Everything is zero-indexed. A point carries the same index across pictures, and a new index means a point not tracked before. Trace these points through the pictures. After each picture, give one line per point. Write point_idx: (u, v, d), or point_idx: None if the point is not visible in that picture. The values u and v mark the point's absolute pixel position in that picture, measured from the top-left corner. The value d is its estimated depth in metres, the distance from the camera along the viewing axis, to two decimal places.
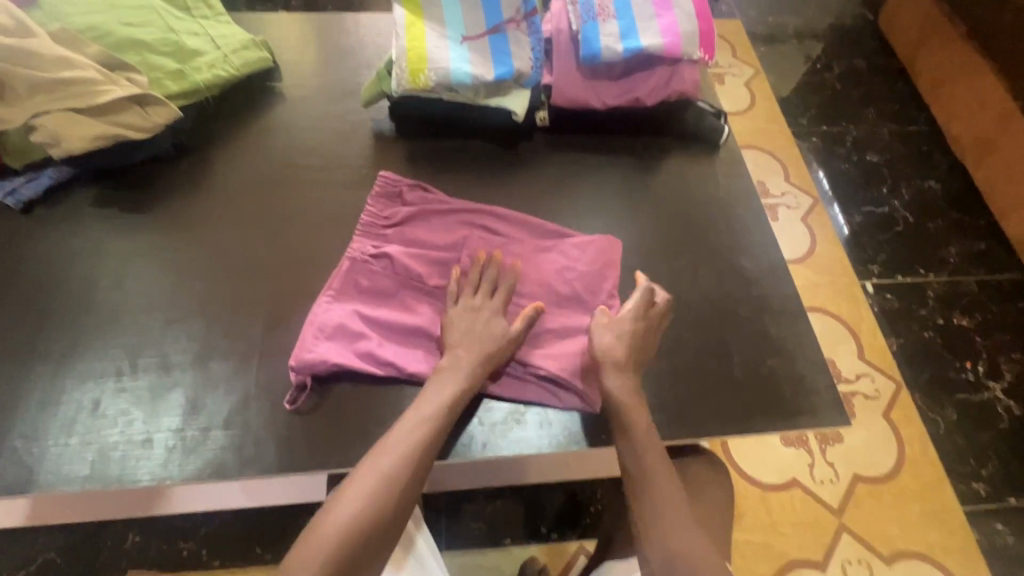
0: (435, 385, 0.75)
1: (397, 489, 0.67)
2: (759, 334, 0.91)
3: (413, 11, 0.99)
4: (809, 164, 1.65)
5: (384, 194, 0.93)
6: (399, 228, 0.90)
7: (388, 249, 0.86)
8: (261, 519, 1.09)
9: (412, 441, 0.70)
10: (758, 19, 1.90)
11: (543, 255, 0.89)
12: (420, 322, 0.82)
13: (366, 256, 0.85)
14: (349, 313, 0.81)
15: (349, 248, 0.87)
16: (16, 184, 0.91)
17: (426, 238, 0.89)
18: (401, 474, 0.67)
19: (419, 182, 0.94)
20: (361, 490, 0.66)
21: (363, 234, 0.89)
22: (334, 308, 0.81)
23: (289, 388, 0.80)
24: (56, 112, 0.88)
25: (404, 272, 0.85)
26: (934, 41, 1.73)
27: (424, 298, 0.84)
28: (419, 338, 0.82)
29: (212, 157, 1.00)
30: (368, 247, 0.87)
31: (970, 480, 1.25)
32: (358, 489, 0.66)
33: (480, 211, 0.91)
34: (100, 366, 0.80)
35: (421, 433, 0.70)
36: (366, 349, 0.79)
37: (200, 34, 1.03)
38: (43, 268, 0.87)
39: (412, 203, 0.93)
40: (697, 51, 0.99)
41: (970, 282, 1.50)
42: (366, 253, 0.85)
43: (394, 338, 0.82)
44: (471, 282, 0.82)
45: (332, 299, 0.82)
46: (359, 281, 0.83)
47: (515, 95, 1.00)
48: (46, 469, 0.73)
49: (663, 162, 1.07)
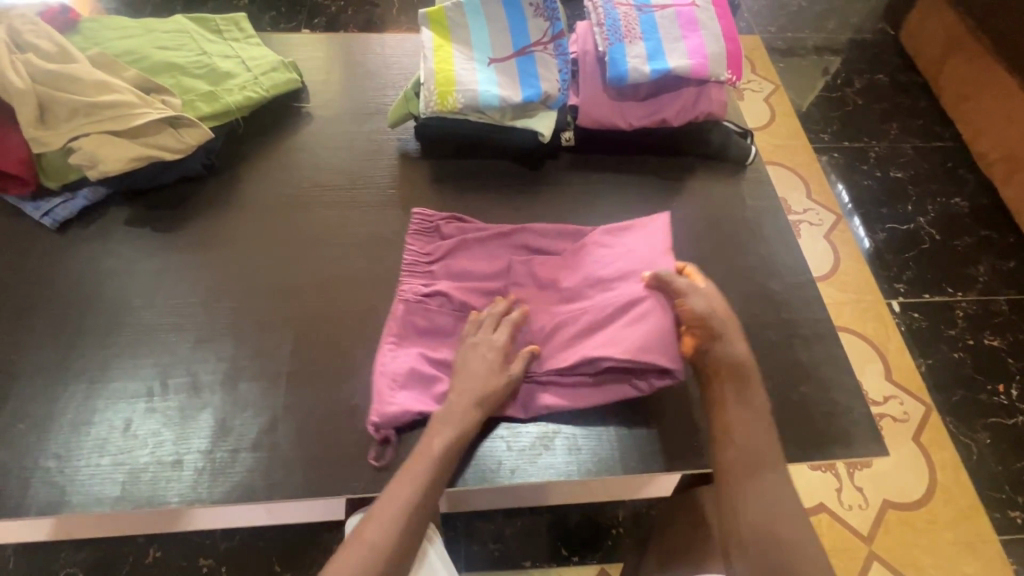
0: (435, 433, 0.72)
1: (383, 561, 0.64)
2: (790, 358, 0.89)
3: (441, 34, 1.01)
4: (829, 177, 1.64)
5: (422, 231, 0.94)
6: (443, 259, 0.90)
7: (440, 286, 0.86)
8: (282, 538, 1.08)
9: (402, 500, 0.67)
10: (777, 34, 1.89)
11: (583, 252, 0.89)
12: None
13: (419, 297, 0.85)
14: (416, 357, 0.80)
15: (399, 290, 0.87)
16: (53, 204, 0.93)
17: (472, 267, 0.89)
18: (387, 544, 0.65)
19: (453, 214, 0.95)
20: (348, 564, 0.63)
21: (409, 273, 0.89)
22: (402, 354, 0.81)
23: (371, 444, 0.79)
24: (94, 135, 0.90)
25: (461, 308, 0.85)
26: (958, 57, 1.70)
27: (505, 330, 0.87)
28: None
29: (241, 176, 1.01)
30: (420, 286, 0.87)
31: (1006, 507, 1.21)
32: (345, 563, 0.63)
33: (523, 229, 0.91)
34: (132, 387, 0.80)
35: (409, 493, 0.68)
36: (443, 390, 0.78)
37: (231, 57, 1.05)
38: (77, 287, 0.88)
39: (450, 234, 0.93)
40: (725, 71, 0.99)
41: (1000, 301, 1.46)
42: (419, 294, 0.85)
43: None
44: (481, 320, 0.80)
45: (395, 345, 0.81)
46: (416, 322, 0.83)
47: (541, 116, 0.99)
48: (78, 489, 0.73)
49: (687, 182, 1.06)
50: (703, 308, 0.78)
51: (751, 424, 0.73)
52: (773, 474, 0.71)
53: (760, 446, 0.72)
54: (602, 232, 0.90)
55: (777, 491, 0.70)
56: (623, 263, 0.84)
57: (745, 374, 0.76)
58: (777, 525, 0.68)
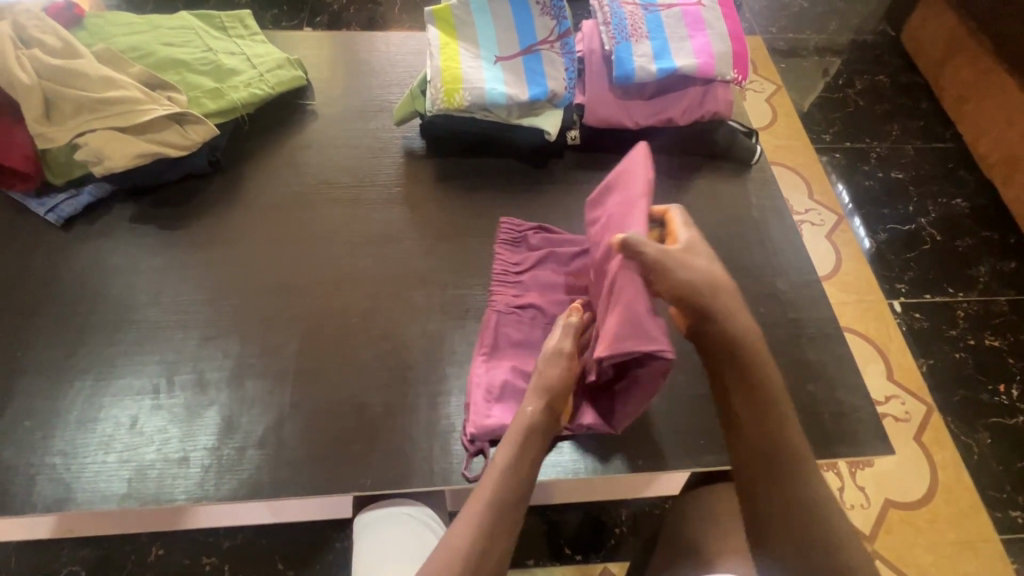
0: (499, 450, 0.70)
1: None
2: (796, 358, 0.89)
3: (447, 32, 1.01)
4: (831, 178, 1.64)
5: (510, 241, 0.95)
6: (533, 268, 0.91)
7: (531, 299, 0.87)
8: (285, 536, 1.08)
9: (474, 520, 0.63)
10: (779, 35, 1.90)
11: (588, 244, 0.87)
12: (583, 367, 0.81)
13: (511, 308, 0.87)
14: (510, 370, 0.81)
15: (490, 300, 0.89)
16: (58, 200, 0.93)
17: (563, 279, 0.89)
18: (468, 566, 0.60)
19: (540, 224, 0.96)
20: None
21: (499, 283, 0.90)
22: (495, 367, 0.81)
23: (462, 458, 0.78)
24: (99, 131, 0.89)
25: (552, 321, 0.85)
26: (959, 58, 1.71)
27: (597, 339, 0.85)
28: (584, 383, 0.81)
29: (246, 174, 1.01)
30: (510, 296, 0.88)
31: (1007, 507, 1.21)
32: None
33: None
34: (138, 384, 0.80)
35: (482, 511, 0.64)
36: None
37: (237, 54, 1.05)
38: (82, 283, 0.88)
39: (537, 245, 0.94)
40: (731, 71, 0.99)
41: (1001, 302, 1.47)
42: (511, 305, 0.87)
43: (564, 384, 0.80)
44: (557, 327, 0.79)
45: (489, 358, 0.82)
46: (510, 335, 0.84)
47: (547, 114, 0.99)
48: (84, 486, 0.73)
49: (692, 181, 1.06)
50: (685, 277, 0.71)
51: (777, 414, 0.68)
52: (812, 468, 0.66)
53: (789, 438, 0.67)
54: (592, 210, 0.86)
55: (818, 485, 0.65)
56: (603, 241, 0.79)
57: (747, 353, 0.70)
58: (818, 522, 0.63)
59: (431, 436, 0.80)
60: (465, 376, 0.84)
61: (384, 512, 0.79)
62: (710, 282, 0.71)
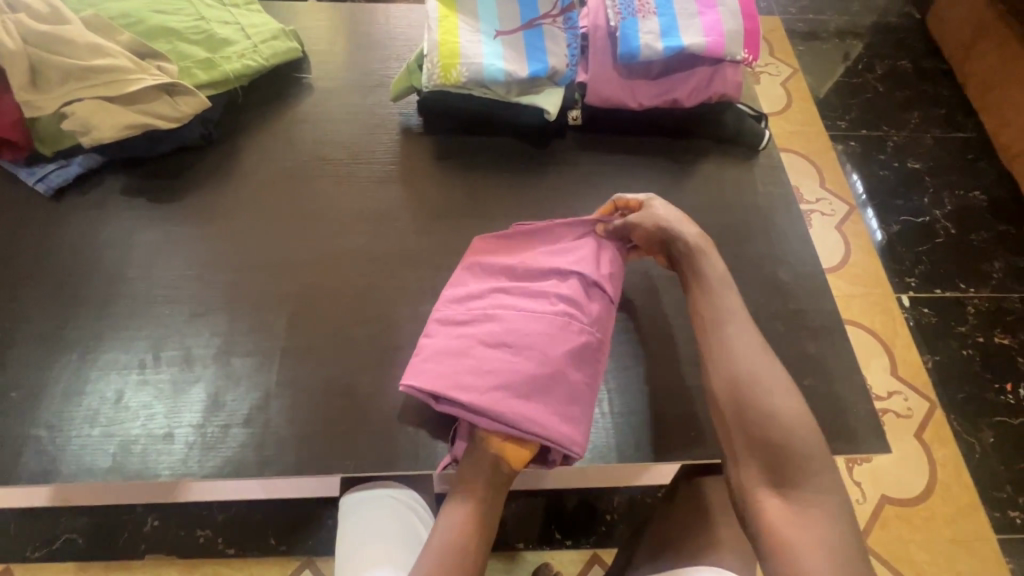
0: (443, 514, 0.70)
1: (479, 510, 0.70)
2: (797, 352, 0.87)
3: (446, 4, 0.97)
4: (843, 166, 1.58)
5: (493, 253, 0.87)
6: (491, 279, 0.82)
7: (496, 305, 0.78)
8: (279, 511, 1.08)
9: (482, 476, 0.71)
10: (798, 16, 1.82)
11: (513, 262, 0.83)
12: (552, 375, 0.73)
13: (474, 312, 0.77)
14: (458, 381, 0.72)
15: (440, 308, 0.80)
16: (47, 170, 0.91)
17: (530, 286, 0.80)
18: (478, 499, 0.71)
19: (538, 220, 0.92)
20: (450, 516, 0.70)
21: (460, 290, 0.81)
22: (438, 375, 0.73)
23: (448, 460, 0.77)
24: (87, 100, 0.88)
25: (519, 324, 0.75)
26: (985, 44, 1.64)
27: (566, 346, 0.75)
28: (551, 394, 0.73)
29: (239, 148, 0.99)
30: (467, 305, 0.79)
31: (1005, 507, 1.19)
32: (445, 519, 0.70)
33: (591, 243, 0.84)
34: (125, 359, 0.79)
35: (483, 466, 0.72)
36: (495, 415, 0.71)
37: (230, 23, 1.01)
38: (71, 256, 0.87)
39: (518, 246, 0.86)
40: (742, 51, 0.95)
41: (1013, 299, 1.43)
42: (475, 311, 0.78)
43: (530, 394, 0.72)
44: (467, 355, 0.74)
45: (433, 368, 0.74)
46: (458, 345, 0.75)
47: (547, 93, 0.96)
48: (68, 459, 0.73)
49: (696, 166, 1.03)
50: (633, 229, 0.84)
51: (752, 408, 0.68)
52: (732, 329, 0.73)
53: (715, 306, 0.75)
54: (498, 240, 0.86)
55: (737, 343, 0.72)
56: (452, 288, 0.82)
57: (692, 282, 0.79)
58: (752, 405, 0.68)
59: (418, 419, 0.79)
60: None
61: (371, 494, 0.79)
62: (662, 220, 0.82)
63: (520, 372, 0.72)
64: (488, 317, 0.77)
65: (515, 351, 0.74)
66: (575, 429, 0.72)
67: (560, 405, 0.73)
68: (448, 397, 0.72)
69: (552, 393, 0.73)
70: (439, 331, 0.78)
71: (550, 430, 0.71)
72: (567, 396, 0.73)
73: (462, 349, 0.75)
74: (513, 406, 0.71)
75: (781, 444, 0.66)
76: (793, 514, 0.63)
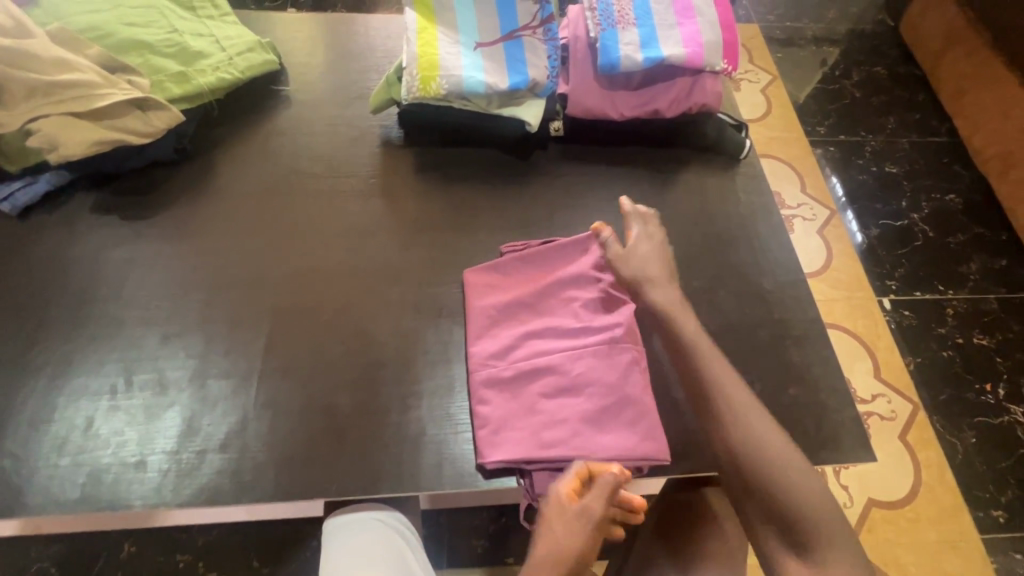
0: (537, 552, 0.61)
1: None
2: (780, 360, 0.87)
3: (425, 15, 0.96)
4: (824, 171, 1.61)
5: (488, 285, 0.85)
6: (521, 323, 0.82)
7: (536, 352, 0.78)
8: (263, 531, 1.05)
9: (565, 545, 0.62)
10: (776, 24, 1.84)
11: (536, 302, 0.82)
12: (618, 399, 0.74)
13: (519, 366, 0.78)
14: (538, 440, 0.73)
15: (481, 368, 0.79)
16: (12, 189, 0.88)
17: (556, 322, 0.80)
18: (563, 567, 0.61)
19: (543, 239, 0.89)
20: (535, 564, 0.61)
21: (494, 343, 0.80)
22: (515, 442, 0.74)
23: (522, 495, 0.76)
24: (54, 116, 0.85)
25: (565, 364, 0.76)
26: (956, 50, 1.67)
27: (615, 370, 0.75)
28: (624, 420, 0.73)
29: (216, 163, 0.97)
30: (507, 357, 0.79)
31: (989, 507, 1.21)
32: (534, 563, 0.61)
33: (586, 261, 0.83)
34: (95, 385, 0.77)
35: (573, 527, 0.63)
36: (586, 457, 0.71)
37: (205, 35, 0.99)
38: (37, 278, 0.84)
39: (523, 279, 0.85)
40: (721, 61, 0.95)
41: (990, 300, 1.45)
42: (518, 366, 0.78)
43: (609, 425, 0.73)
44: (536, 412, 0.75)
45: (506, 439, 0.74)
46: (519, 405, 0.76)
47: (529, 105, 0.96)
48: (36, 491, 0.70)
49: (678, 175, 1.03)
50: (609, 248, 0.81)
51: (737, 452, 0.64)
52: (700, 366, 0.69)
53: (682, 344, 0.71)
54: (507, 280, 0.85)
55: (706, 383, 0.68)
56: (480, 338, 0.81)
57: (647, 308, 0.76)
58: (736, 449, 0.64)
59: (401, 440, 0.77)
60: (438, 378, 0.81)
61: (347, 518, 0.76)
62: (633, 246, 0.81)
63: (588, 411, 0.73)
64: (536, 365, 0.77)
65: (575, 392, 0.75)
66: (661, 440, 0.73)
67: (637, 423, 0.73)
68: (539, 459, 0.72)
69: (624, 416, 0.73)
70: (490, 394, 0.77)
71: (645, 453, 0.72)
72: (637, 413, 0.73)
73: (524, 409, 0.76)
74: (598, 443, 0.72)
75: (786, 497, 0.61)
76: (812, 574, 0.58)
